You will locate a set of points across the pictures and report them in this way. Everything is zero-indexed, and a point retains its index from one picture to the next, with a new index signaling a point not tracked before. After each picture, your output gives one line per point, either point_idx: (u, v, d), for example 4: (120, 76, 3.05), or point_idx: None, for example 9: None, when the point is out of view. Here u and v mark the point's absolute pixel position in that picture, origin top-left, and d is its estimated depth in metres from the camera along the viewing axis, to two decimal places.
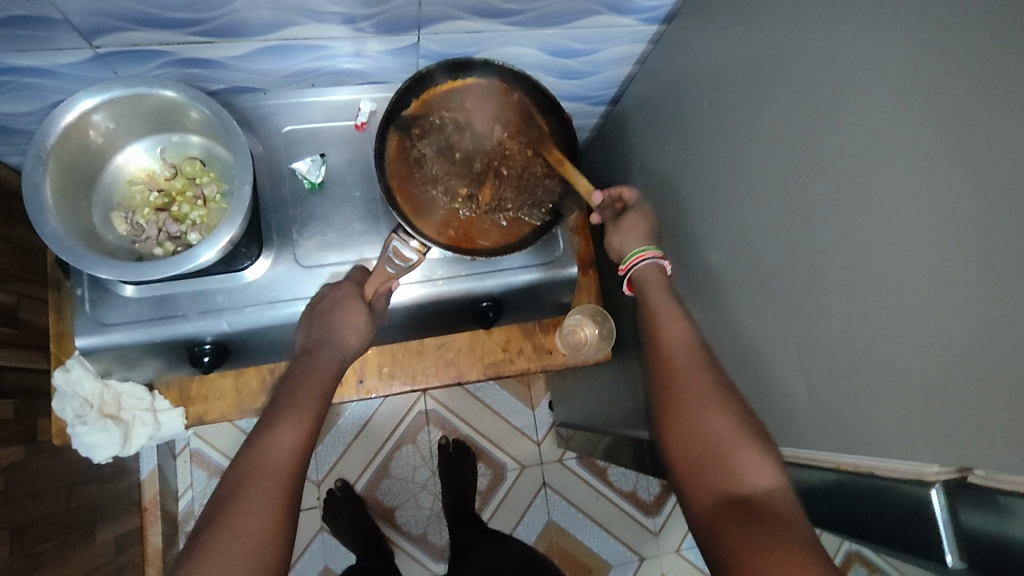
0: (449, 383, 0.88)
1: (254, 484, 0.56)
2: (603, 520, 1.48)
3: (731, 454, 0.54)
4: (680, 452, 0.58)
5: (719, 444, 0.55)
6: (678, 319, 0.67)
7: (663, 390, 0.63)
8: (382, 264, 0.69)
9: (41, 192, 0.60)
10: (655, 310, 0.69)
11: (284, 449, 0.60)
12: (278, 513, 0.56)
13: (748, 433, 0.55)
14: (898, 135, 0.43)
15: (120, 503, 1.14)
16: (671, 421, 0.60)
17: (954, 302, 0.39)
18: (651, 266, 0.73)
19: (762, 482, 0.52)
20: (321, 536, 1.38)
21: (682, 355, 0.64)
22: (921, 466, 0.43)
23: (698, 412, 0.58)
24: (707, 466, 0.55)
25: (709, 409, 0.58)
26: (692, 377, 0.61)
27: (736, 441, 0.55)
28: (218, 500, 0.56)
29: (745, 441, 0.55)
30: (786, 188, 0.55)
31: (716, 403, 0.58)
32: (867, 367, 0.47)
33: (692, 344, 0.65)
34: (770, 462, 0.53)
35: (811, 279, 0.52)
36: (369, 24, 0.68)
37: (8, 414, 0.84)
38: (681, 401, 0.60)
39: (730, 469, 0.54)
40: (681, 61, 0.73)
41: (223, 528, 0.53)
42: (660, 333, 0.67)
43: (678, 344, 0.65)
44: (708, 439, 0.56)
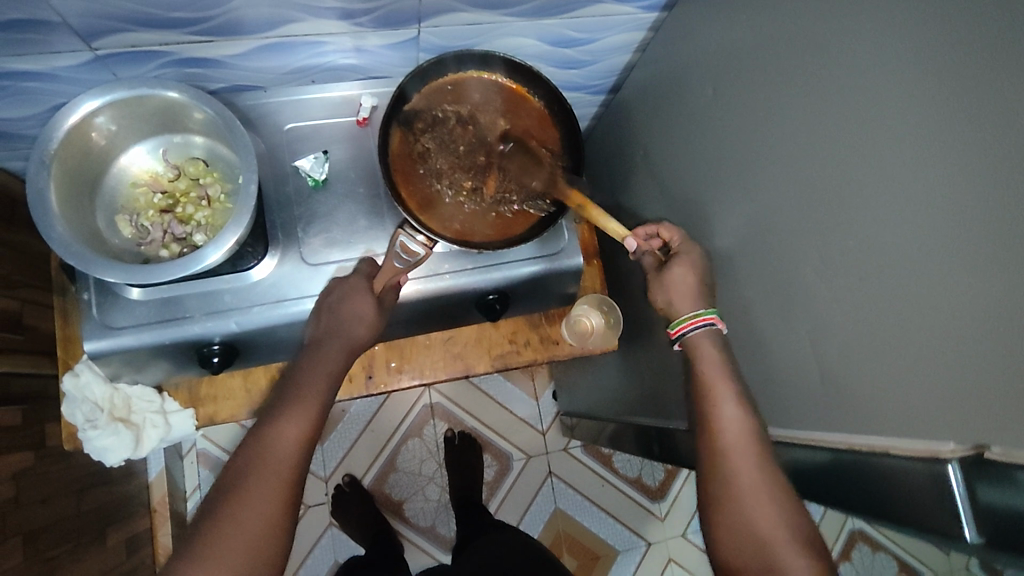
0: (457, 376, 0.88)
1: (258, 476, 0.58)
2: (609, 508, 1.49)
3: (785, 561, 0.55)
4: (727, 536, 0.59)
5: (773, 548, 0.56)
6: (735, 397, 0.62)
7: (714, 472, 0.61)
8: (391, 259, 0.70)
9: (45, 198, 0.59)
10: (712, 383, 0.63)
11: (288, 441, 0.61)
12: (279, 506, 0.58)
13: (802, 540, 0.56)
14: (905, 118, 0.43)
15: (129, 505, 1.14)
16: (721, 505, 0.60)
17: (965, 282, 0.40)
18: (706, 335, 0.66)
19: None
20: (331, 532, 1.38)
21: (740, 437, 0.60)
22: (935, 443, 0.44)
23: (752, 507, 0.57)
24: (756, 563, 0.57)
25: (761, 506, 0.57)
26: (747, 466, 0.59)
27: (790, 548, 0.55)
28: (221, 490, 0.58)
29: (795, 546, 0.55)
30: (793, 174, 0.55)
31: (775, 503, 0.57)
32: (879, 349, 0.47)
33: (748, 420, 0.61)
34: (822, 569, 0.54)
35: (820, 264, 0.52)
36: (368, 19, 0.68)
37: (17, 420, 0.84)
38: (734, 490, 0.59)
39: (780, 574, 0.55)
40: (683, 48, 0.73)
41: (223, 519, 0.56)
42: (714, 410, 0.62)
43: (735, 426, 0.60)
44: (761, 540, 0.56)
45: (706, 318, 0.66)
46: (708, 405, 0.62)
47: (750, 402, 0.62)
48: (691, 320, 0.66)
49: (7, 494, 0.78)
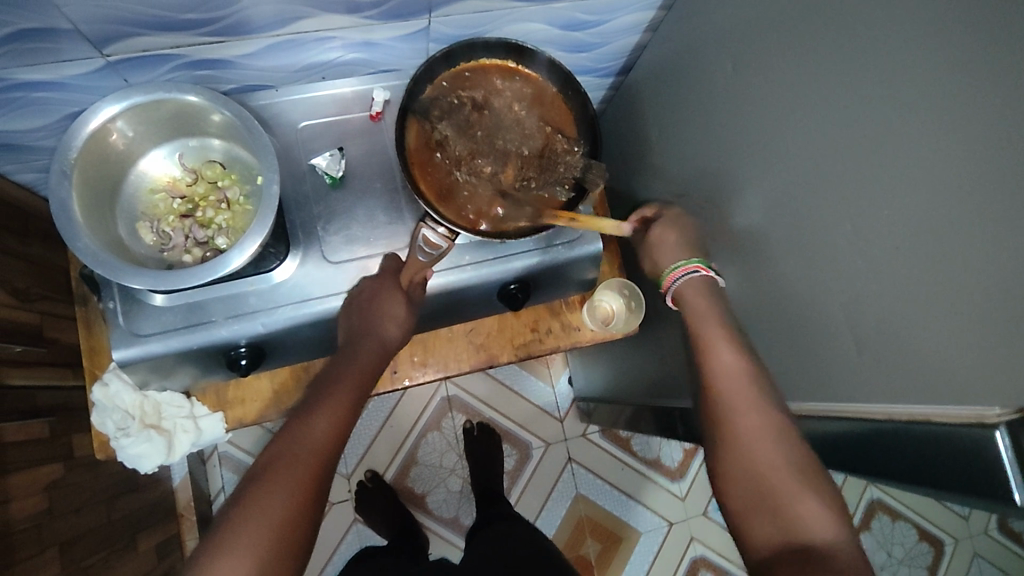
0: (481, 367, 0.88)
1: (287, 465, 0.57)
2: (630, 490, 1.50)
3: (790, 500, 0.55)
4: (733, 484, 0.60)
5: (776, 485, 0.56)
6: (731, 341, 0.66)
7: (714, 418, 0.64)
8: (415, 254, 0.74)
9: (69, 207, 0.59)
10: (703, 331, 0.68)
11: (320, 434, 0.61)
12: (305, 497, 0.57)
13: (807, 476, 0.56)
14: (937, 84, 0.43)
15: (157, 511, 1.15)
16: (724, 451, 0.62)
17: (1005, 245, 0.40)
18: (690, 280, 0.73)
19: (824, 534, 0.53)
20: (356, 528, 1.39)
21: (739, 382, 0.63)
22: (981, 409, 0.45)
23: (753, 446, 0.59)
24: (762, 506, 0.57)
25: (757, 442, 0.59)
26: (747, 407, 0.61)
27: (795, 485, 0.56)
28: (251, 477, 0.58)
29: (797, 482, 0.56)
30: (818, 147, 0.55)
31: (772, 441, 0.59)
32: (916, 318, 0.47)
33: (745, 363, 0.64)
34: (827, 508, 0.54)
35: (852, 237, 0.52)
36: (377, 12, 0.67)
37: (45, 433, 0.84)
38: (734, 433, 0.61)
39: (786, 513, 0.55)
40: (697, 25, 0.72)
41: (252, 504, 0.55)
42: (716, 360, 0.66)
43: (734, 369, 0.64)
44: (761, 479, 0.58)
45: (688, 267, 0.73)
46: (708, 354, 0.67)
47: (749, 348, 0.66)
48: (673, 272, 0.74)
49: (41, 506, 0.79)
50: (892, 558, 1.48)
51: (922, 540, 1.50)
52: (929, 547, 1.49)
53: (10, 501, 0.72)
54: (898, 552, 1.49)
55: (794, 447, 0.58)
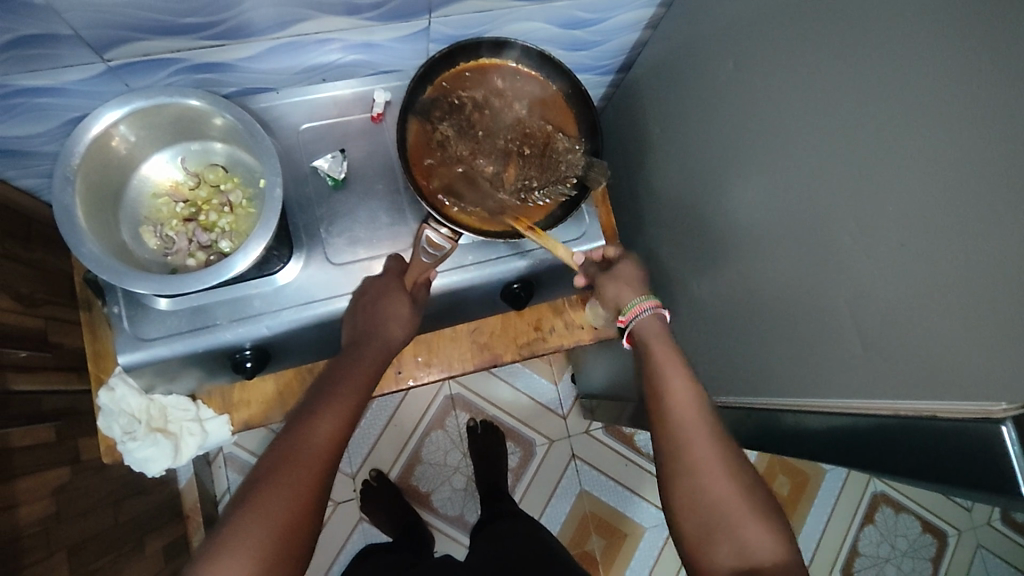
0: (485, 367, 0.89)
1: (289, 467, 0.57)
2: (633, 486, 1.50)
3: (739, 524, 0.55)
4: (684, 510, 0.59)
5: (727, 510, 0.56)
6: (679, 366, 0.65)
7: (666, 441, 0.62)
8: (418, 255, 0.74)
9: (72, 213, 0.59)
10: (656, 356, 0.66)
11: (323, 435, 0.61)
12: (307, 499, 0.57)
13: (754, 500, 0.57)
14: (940, 80, 0.43)
15: (164, 513, 1.15)
16: (674, 477, 0.60)
17: (1009, 240, 0.40)
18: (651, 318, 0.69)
19: (771, 556, 0.54)
20: (361, 527, 1.39)
21: (688, 407, 0.62)
22: (987, 404, 0.44)
23: (704, 471, 0.58)
24: (712, 531, 0.56)
25: (711, 467, 0.59)
26: (695, 432, 0.61)
27: (744, 509, 0.56)
28: (253, 479, 0.58)
29: (748, 508, 0.56)
30: (820, 144, 0.55)
31: (723, 467, 0.58)
32: (921, 314, 0.47)
33: (691, 388, 0.64)
34: (774, 531, 0.55)
35: (856, 233, 0.52)
36: (377, 14, 0.67)
37: (52, 437, 0.84)
38: (690, 460, 0.60)
39: (737, 537, 0.55)
40: (698, 22, 0.72)
41: (252, 506, 0.55)
42: (666, 385, 0.64)
43: (682, 392, 0.63)
44: (716, 506, 0.57)
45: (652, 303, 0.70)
46: (655, 376, 0.65)
47: (692, 372, 0.66)
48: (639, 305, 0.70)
49: (49, 510, 0.79)
50: (896, 550, 1.49)
51: (925, 532, 1.50)
52: (932, 539, 1.50)
53: (18, 506, 0.73)
54: (902, 544, 1.49)
55: (739, 472, 0.59)
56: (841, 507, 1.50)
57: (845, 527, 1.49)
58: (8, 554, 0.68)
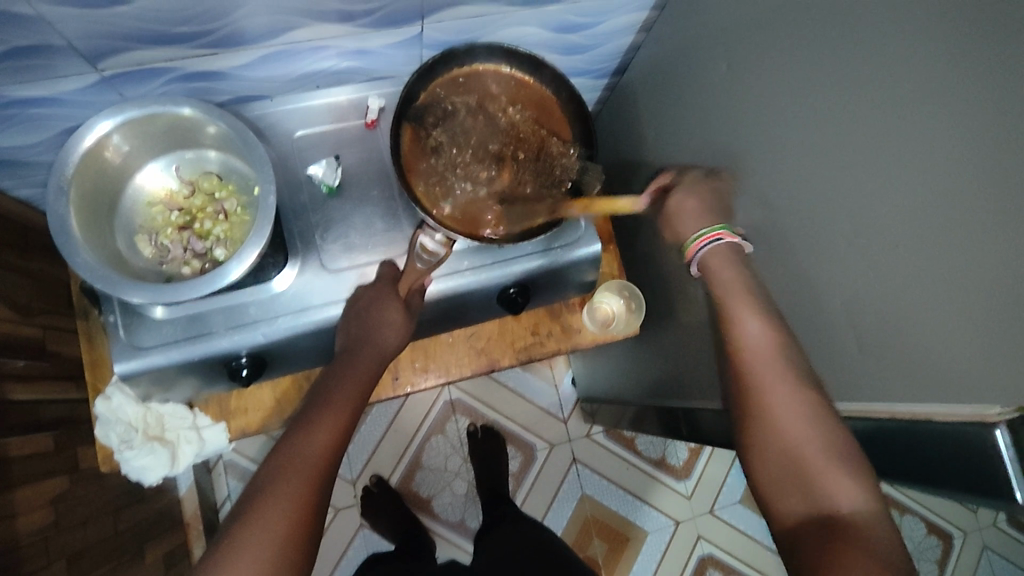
0: (483, 372, 0.89)
1: (286, 477, 0.57)
2: (635, 489, 1.50)
3: (816, 476, 0.54)
4: (765, 463, 0.58)
5: (804, 461, 0.55)
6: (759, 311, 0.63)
7: (742, 385, 0.62)
8: (413, 261, 0.74)
9: (66, 222, 0.59)
10: (729, 299, 0.65)
11: (319, 444, 0.61)
12: (306, 508, 0.57)
13: (837, 452, 0.54)
14: (929, 81, 0.43)
15: (164, 521, 1.15)
16: (753, 432, 0.60)
17: (1003, 239, 0.39)
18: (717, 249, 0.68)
19: (852, 508, 0.51)
20: (362, 534, 1.39)
21: (766, 364, 0.60)
22: (983, 409, 0.44)
23: (783, 425, 0.57)
24: (790, 482, 0.56)
25: (785, 414, 0.57)
26: (773, 385, 0.59)
27: (823, 460, 0.54)
28: (250, 493, 0.58)
29: (830, 456, 0.54)
30: (812, 146, 0.55)
31: (803, 412, 0.57)
32: (914, 317, 0.47)
33: (773, 330, 0.62)
34: (862, 484, 0.52)
35: (851, 235, 0.51)
36: (370, 20, 0.67)
37: (50, 446, 0.84)
38: (764, 404, 0.59)
39: (816, 487, 0.54)
40: (690, 25, 0.72)
41: (250, 521, 0.55)
42: (742, 332, 0.63)
43: (760, 343, 0.62)
44: (791, 451, 0.56)
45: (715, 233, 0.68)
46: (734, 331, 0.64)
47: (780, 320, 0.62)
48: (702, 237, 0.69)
49: (47, 519, 0.79)
50: (901, 553, 1.48)
51: (930, 534, 1.49)
52: (938, 541, 1.49)
53: (16, 515, 0.73)
54: (907, 546, 1.48)
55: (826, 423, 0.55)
56: None
57: None
58: (5, 564, 0.68)
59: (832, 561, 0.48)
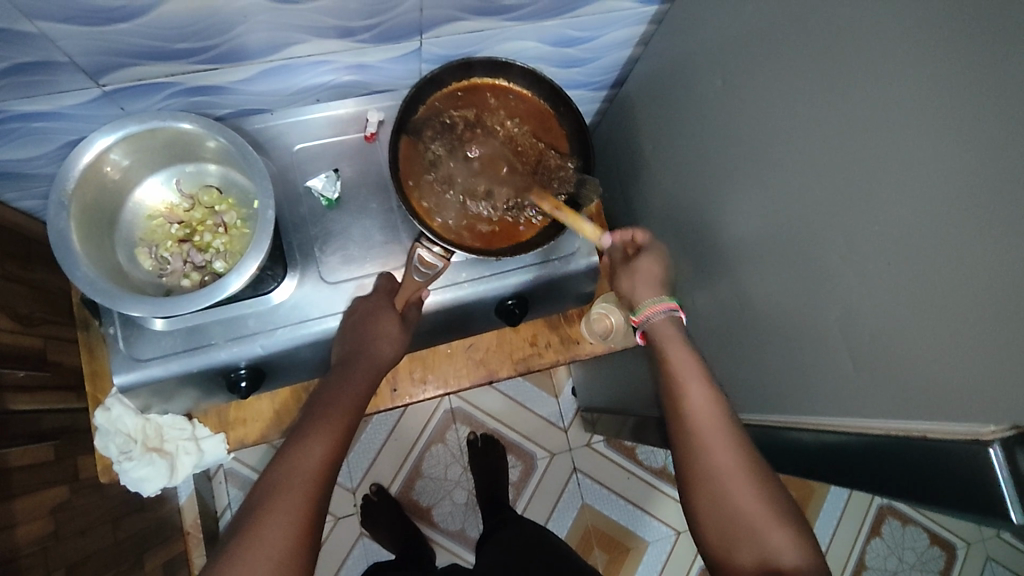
0: (481, 383, 0.89)
1: (284, 495, 0.57)
2: (636, 499, 1.49)
3: (764, 534, 0.56)
4: (711, 525, 0.59)
5: (749, 518, 0.57)
6: (697, 375, 0.64)
7: (686, 447, 0.62)
8: (411, 274, 0.73)
9: (66, 236, 0.60)
10: (672, 360, 0.66)
11: (315, 459, 0.61)
12: (306, 524, 0.57)
13: (776, 507, 0.57)
14: (919, 99, 0.44)
15: (164, 529, 1.16)
16: (700, 495, 0.60)
17: (995, 257, 0.40)
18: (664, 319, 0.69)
19: (800, 563, 0.54)
20: (362, 542, 1.39)
21: (708, 423, 0.62)
22: (976, 426, 0.44)
23: (730, 487, 0.59)
24: (739, 542, 0.57)
25: (731, 476, 0.59)
26: (719, 447, 0.61)
27: (766, 516, 0.57)
28: (246, 509, 0.58)
29: (772, 516, 0.57)
30: (805, 162, 0.55)
31: (745, 475, 0.59)
32: (908, 333, 0.47)
33: (710, 394, 0.64)
34: (801, 541, 0.56)
35: (844, 251, 0.52)
36: (370, 35, 0.68)
37: (50, 456, 0.85)
38: (710, 466, 0.60)
39: (762, 544, 0.56)
40: (686, 39, 0.73)
41: (247, 538, 0.54)
42: (682, 390, 0.64)
43: (703, 406, 0.63)
44: (739, 513, 0.58)
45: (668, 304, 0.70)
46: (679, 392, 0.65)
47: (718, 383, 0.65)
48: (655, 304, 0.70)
49: (47, 529, 0.79)
50: (904, 564, 1.46)
51: (933, 545, 1.48)
52: (940, 552, 1.48)
53: (15, 525, 0.73)
54: (909, 557, 1.47)
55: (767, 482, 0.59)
56: (846, 523, 1.48)
57: (851, 541, 1.47)
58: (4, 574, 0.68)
59: None
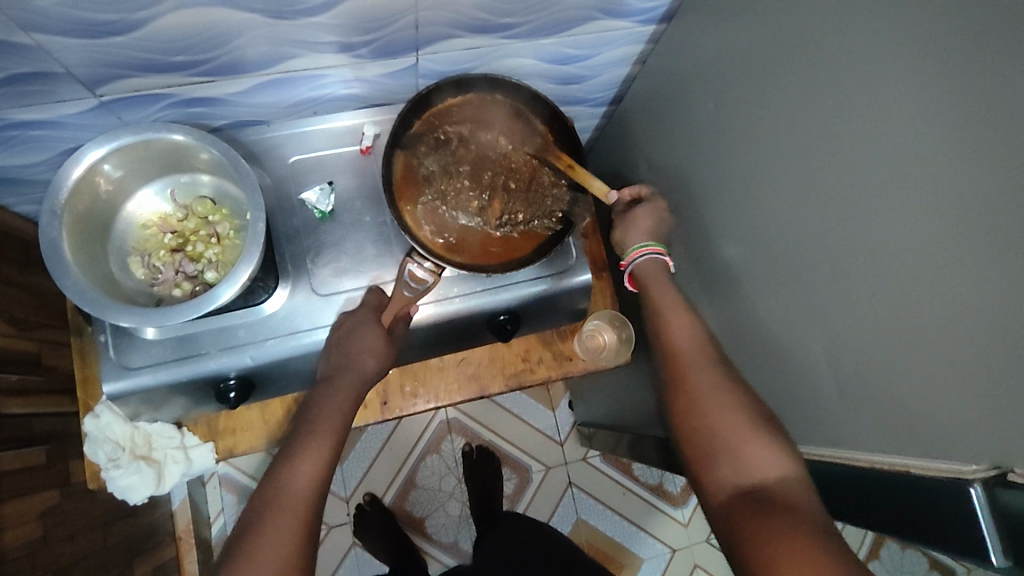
0: (472, 398, 0.88)
1: (278, 514, 0.58)
2: (631, 515, 1.48)
3: (738, 445, 0.57)
4: (695, 442, 0.61)
5: (727, 435, 0.58)
6: (685, 318, 0.69)
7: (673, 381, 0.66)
8: (400, 289, 0.72)
9: (58, 245, 0.60)
10: (663, 308, 0.71)
11: (304, 481, 0.61)
12: (297, 546, 0.56)
13: (755, 422, 0.58)
14: (904, 132, 0.43)
15: (154, 535, 1.16)
16: (685, 422, 0.63)
17: (978, 292, 0.39)
18: (653, 263, 0.74)
19: (773, 472, 0.54)
20: (354, 552, 1.38)
21: (692, 355, 0.66)
22: (960, 464, 0.43)
23: (707, 407, 0.61)
24: (718, 454, 0.59)
25: (711, 398, 0.62)
26: (699, 372, 0.64)
27: (744, 432, 0.58)
28: (238, 533, 0.58)
29: (750, 432, 0.58)
30: (795, 188, 0.55)
31: (724, 395, 0.61)
32: (894, 365, 0.46)
33: (695, 331, 0.68)
34: (781, 453, 0.55)
35: (833, 279, 0.51)
36: (366, 51, 0.69)
37: (41, 460, 0.85)
38: (691, 391, 0.63)
39: (740, 460, 0.57)
40: (682, 59, 0.73)
41: (241, 561, 0.54)
42: (669, 330, 0.70)
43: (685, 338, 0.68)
44: (717, 432, 0.59)
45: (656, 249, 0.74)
46: (664, 330, 0.70)
47: (701, 322, 0.70)
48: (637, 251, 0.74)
49: (36, 534, 0.79)
50: None
51: (933, 569, 1.46)
52: None
53: (4, 529, 0.73)
54: None
55: (742, 395, 0.61)
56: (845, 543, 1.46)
57: None
58: None
59: (756, 527, 0.50)
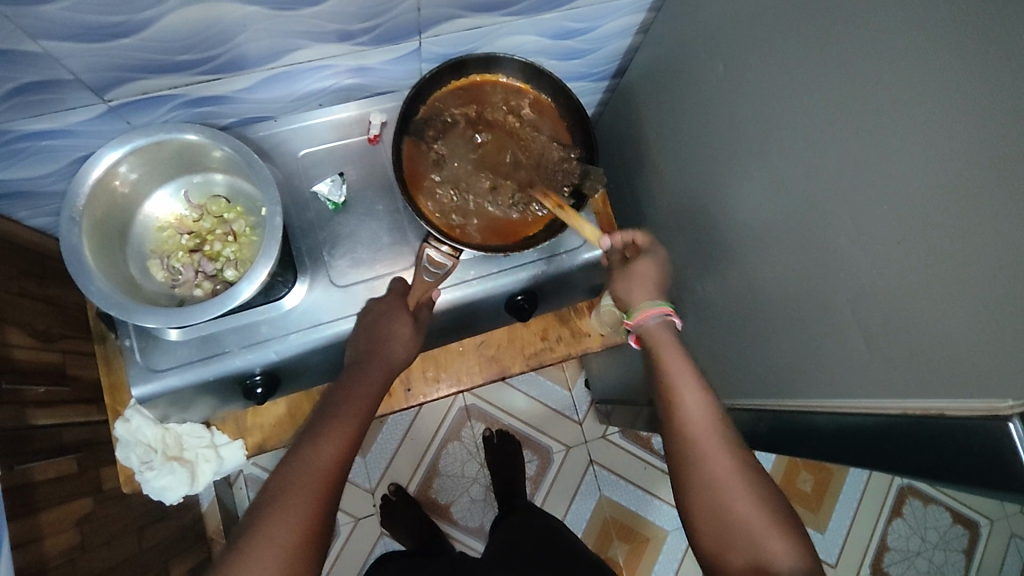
0: (494, 379, 0.89)
1: (296, 488, 0.58)
2: (653, 488, 1.49)
3: (759, 537, 0.55)
4: (703, 520, 0.59)
5: (745, 524, 0.56)
6: (695, 384, 0.64)
7: (678, 450, 0.62)
8: (421, 274, 0.74)
9: (79, 253, 0.61)
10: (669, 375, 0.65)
11: (328, 458, 0.61)
12: (311, 522, 0.57)
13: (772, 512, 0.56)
14: (921, 78, 0.43)
15: (187, 537, 1.17)
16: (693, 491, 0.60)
17: (1006, 230, 0.39)
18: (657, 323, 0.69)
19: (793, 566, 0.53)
20: (383, 542, 1.40)
21: (700, 420, 0.62)
22: (993, 402, 0.43)
23: (723, 485, 0.58)
24: (734, 542, 0.56)
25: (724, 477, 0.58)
26: (712, 448, 0.60)
27: (764, 524, 0.56)
28: (258, 502, 0.58)
29: (767, 524, 0.56)
30: (809, 145, 0.55)
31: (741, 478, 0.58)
32: (922, 312, 0.46)
33: (707, 398, 0.63)
34: (797, 546, 0.54)
35: (854, 233, 0.51)
36: (368, 37, 0.68)
37: (74, 469, 0.86)
38: (701, 466, 0.60)
39: (758, 549, 0.55)
40: (685, 25, 0.73)
41: (259, 533, 0.55)
42: (679, 394, 0.64)
43: (696, 411, 0.62)
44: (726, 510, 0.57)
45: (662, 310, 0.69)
46: (672, 397, 0.64)
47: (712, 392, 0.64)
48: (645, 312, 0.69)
49: (74, 541, 0.80)
50: (927, 543, 1.45)
51: (955, 523, 1.47)
52: (963, 530, 1.47)
53: (43, 538, 0.74)
54: (933, 536, 1.46)
55: (752, 470, 0.59)
56: (867, 500, 1.47)
57: (873, 522, 1.45)
58: None
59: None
